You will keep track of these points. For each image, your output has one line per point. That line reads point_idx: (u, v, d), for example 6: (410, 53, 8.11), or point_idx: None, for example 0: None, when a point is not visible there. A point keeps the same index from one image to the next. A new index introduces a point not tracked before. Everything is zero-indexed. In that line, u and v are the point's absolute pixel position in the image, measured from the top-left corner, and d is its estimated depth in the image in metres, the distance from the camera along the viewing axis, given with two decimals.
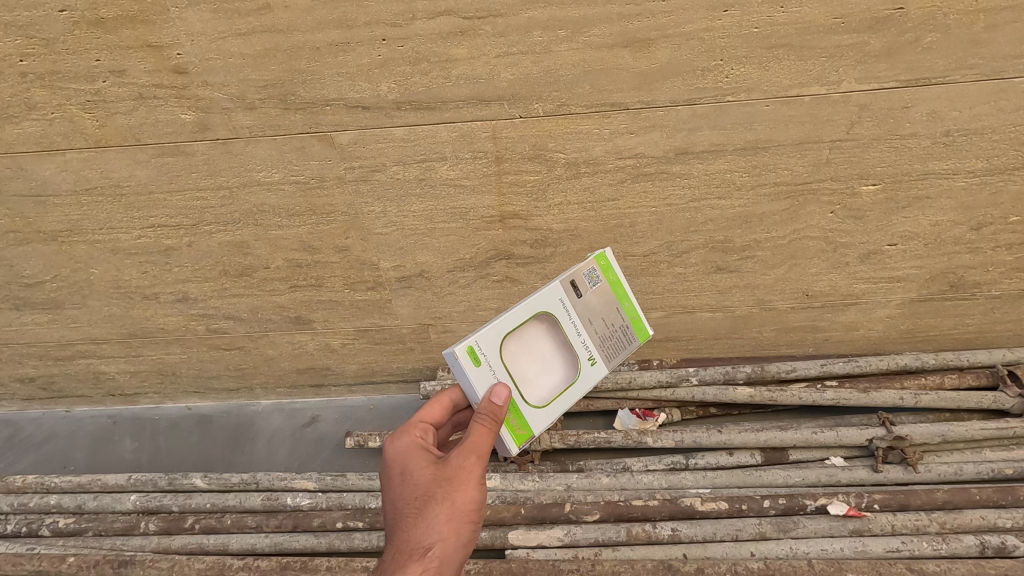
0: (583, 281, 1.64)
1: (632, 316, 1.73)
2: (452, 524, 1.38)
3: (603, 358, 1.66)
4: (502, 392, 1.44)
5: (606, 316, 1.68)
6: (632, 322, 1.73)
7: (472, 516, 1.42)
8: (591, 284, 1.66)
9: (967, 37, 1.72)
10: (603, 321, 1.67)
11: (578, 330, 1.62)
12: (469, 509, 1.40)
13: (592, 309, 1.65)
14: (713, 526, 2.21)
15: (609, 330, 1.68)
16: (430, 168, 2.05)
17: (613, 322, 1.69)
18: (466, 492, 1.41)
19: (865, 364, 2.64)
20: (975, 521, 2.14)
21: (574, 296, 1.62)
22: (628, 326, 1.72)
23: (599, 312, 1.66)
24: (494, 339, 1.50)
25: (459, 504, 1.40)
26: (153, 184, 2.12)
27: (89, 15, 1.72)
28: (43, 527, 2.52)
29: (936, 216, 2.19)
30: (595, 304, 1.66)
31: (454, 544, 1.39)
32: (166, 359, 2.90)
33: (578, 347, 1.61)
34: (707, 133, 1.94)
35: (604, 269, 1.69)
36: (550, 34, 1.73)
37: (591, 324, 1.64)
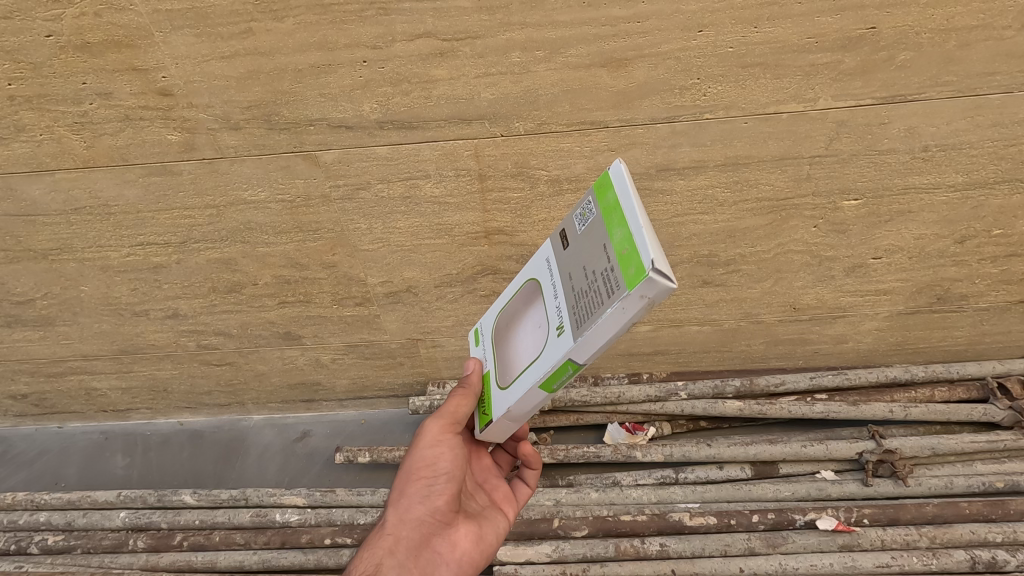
0: (573, 225, 1.23)
1: (628, 248, 1.02)
2: (403, 485, 1.64)
3: (574, 325, 1.11)
4: (472, 366, 1.53)
5: (594, 258, 1.12)
6: (621, 260, 1.03)
7: (420, 474, 1.62)
8: (582, 224, 1.20)
9: (940, 55, 1.74)
10: (586, 269, 1.14)
11: (556, 293, 1.23)
12: (416, 469, 1.63)
13: (578, 253, 1.18)
14: (702, 542, 2.19)
15: (592, 279, 1.10)
16: (415, 186, 2.08)
17: (597, 266, 1.11)
18: (413, 456, 1.65)
19: (854, 376, 2.64)
20: (965, 536, 2.12)
21: (557, 250, 1.27)
22: (617, 267, 1.04)
23: (582, 259, 1.16)
24: (488, 318, 1.54)
25: (412, 464, 1.64)
26: (141, 203, 2.15)
27: (75, 40, 1.75)
28: (32, 545, 2.48)
29: (919, 229, 2.20)
30: (584, 246, 1.18)
31: (407, 503, 1.60)
32: (157, 375, 2.91)
33: (551, 313, 1.23)
34: (687, 150, 1.97)
35: (604, 191, 1.16)
36: (528, 54, 1.76)
37: (571, 279, 1.19)
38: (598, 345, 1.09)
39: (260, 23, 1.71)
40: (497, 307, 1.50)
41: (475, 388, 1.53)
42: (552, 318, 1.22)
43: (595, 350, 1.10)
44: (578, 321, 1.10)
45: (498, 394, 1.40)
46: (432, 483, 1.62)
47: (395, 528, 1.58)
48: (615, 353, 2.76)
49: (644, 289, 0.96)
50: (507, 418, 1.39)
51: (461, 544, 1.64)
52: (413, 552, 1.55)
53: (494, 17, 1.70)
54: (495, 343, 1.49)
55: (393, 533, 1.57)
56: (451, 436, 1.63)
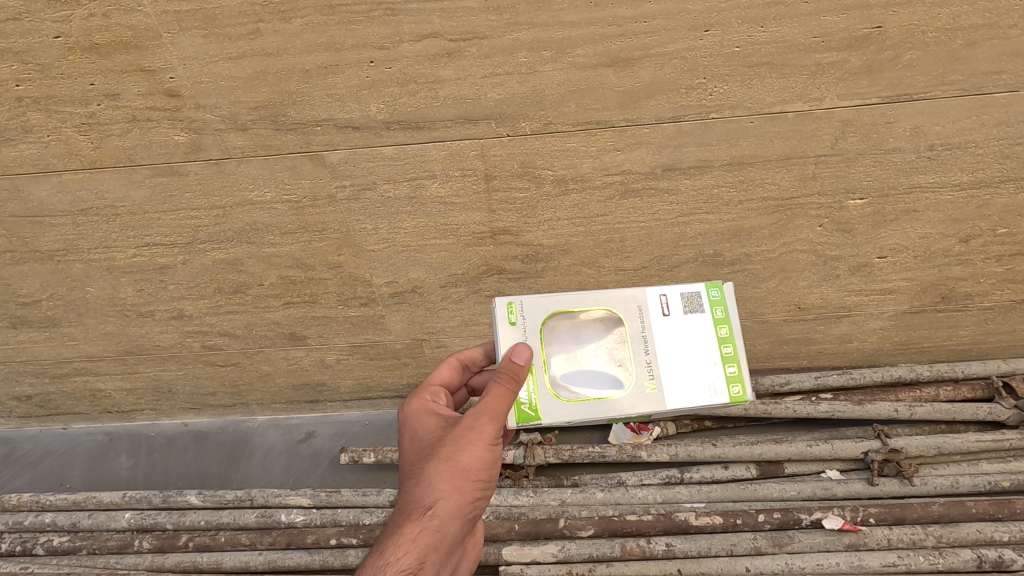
0: (676, 304, 1.61)
1: (730, 368, 1.56)
2: (453, 482, 1.42)
3: (667, 386, 1.53)
4: (524, 352, 1.44)
5: (692, 349, 1.57)
6: (726, 374, 1.55)
7: (478, 476, 1.43)
8: (687, 310, 1.61)
9: (946, 54, 1.74)
10: (684, 351, 1.56)
11: (647, 347, 1.55)
12: (475, 469, 1.42)
13: (673, 330, 1.57)
14: (708, 541, 2.18)
15: (689, 362, 1.55)
16: (421, 186, 2.08)
17: (694, 356, 1.56)
18: (469, 453, 1.42)
19: (859, 376, 2.64)
20: (972, 535, 2.12)
21: (656, 313, 1.58)
22: (718, 374, 1.55)
23: (681, 339, 1.57)
24: (542, 306, 1.57)
25: (463, 464, 1.42)
26: (147, 204, 2.15)
27: (83, 41, 1.75)
28: (38, 546, 2.48)
29: (924, 229, 2.20)
30: (680, 328, 1.58)
31: (458, 502, 1.42)
32: (162, 376, 2.92)
33: (638, 364, 1.54)
34: (692, 149, 1.97)
35: (714, 302, 1.62)
36: (535, 54, 1.76)
37: (664, 349, 1.55)
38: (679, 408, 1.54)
39: (267, 24, 1.71)
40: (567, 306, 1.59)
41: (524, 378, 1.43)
42: (640, 369, 1.53)
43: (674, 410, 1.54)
44: (673, 385, 1.53)
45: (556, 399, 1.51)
46: (487, 484, 1.46)
47: (444, 524, 1.41)
48: None
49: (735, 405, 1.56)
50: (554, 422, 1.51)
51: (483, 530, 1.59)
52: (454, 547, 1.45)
53: (501, 17, 1.70)
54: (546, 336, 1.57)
55: (442, 530, 1.41)
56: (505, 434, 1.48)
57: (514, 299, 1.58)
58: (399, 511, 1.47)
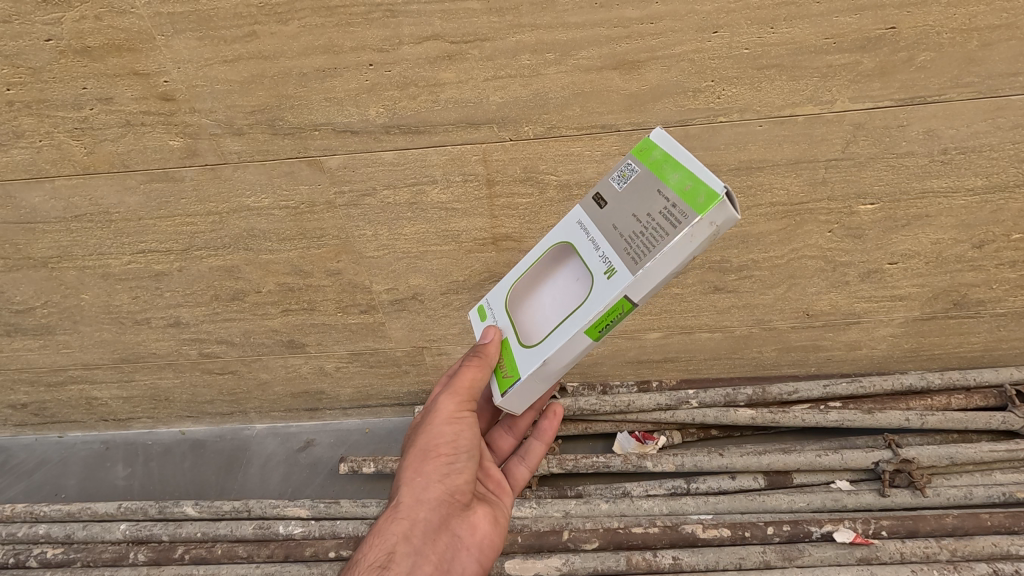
0: (609, 186, 1.22)
1: (688, 186, 1.05)
2: (417, 464, 1.44)
3: (630, 256, 1.08)
4: (491, 331, 1.41)
5: (642, 204, 1.12)
6: (683, 196, 1.04)
7: (440, 452, 1.44)
8: (623, 182, 1.20)
9: (962, 55, 1.69)
10: (635, 215, 1.12)
11: (597, 244, 1.19)
12: (435, 446, 1.44)
13: (616, 208, 1.19)
14: (716, 555, 2.12)
15: (642, 220, 1.10)
16: (421, 192, 2.04)
17: (653, 209, 1.09)
18: (431, 432, 1.46)
19: (868, 384, 2.58)
20: (987, 549, 2.06)
21: (592, 210, 1.25)
22: (679, 202, 1.04)
23: (629, 207, 1.15)
24: (500, 294, 1.46)
25: (426, 445, 1.44)
26: (142, 210, 2.11)
27: (75, 44, 1.71)
28: (31, 558, 2.42)
29: (936, 234, 2.15)
30: (623, 201, 1.18)
31: (424, 484, 1.41)
32: (159, 384, 2.87)
33: (592, 262, 1.18)
34: (700, 153, 1.92)
35: (643, 150, 1.19)
36: (538, 57, 1.72)
37: (615, 230, 1.16)
38: (661, 276, 1.05)
39: (264, 26, 1.67)
40: (514, 277, 1.44)
41: (494, 359, 1.39)
42: (597, 265, 1.17)
43: (658, 285, 1.06)
44: (636, 251, 1.07)
45: (530, 351, 1.27)
46: (451, 462, 1.45)
47: (412, 511, 1.37)
48: (624, 360, 2.70)
49: (715, 215, 0.98)
50: (537, 376, 1.26)
51: (479, 528, 1.50)
52: (431, 536, 1.37)
53: (504, 19, 1.66)
54: (511, 311, 1.41)
55: (411, 517, 1.37)
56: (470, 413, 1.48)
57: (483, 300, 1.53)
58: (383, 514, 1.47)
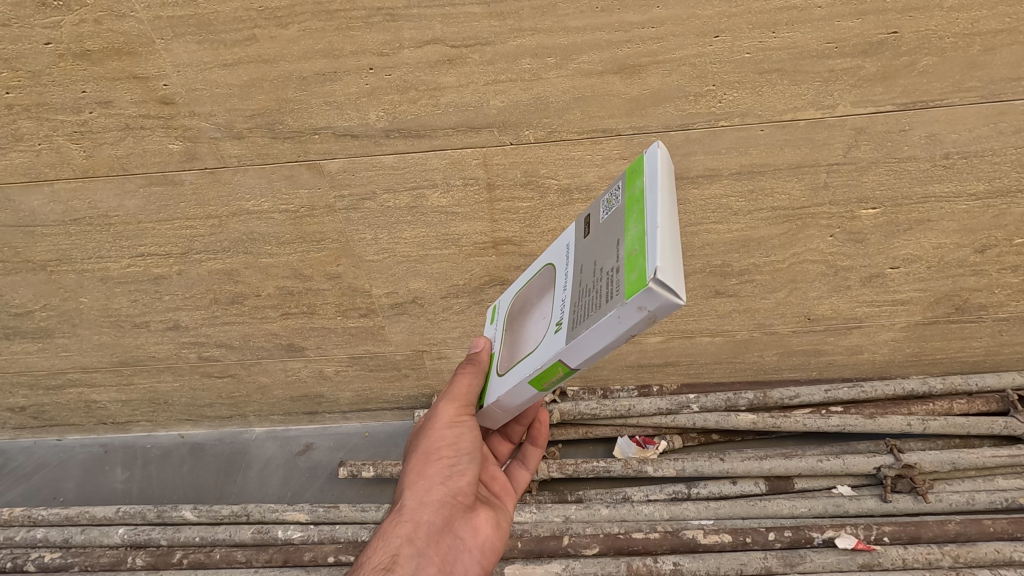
0: (598, 212, 1.14)
1: (633, 251, 0.94)
2: (420, 466, 1.43)
3: (574, 318, 1.03)
4: (481, 342, 1.45)
5: (603, 257, 1.04)
6: (628, 261, 0.94)
7: (441, 455, 1.42)
8: (606, 211, 1.11)
9: (964, 60, 1.69)
10: (595, 265, 1.06)
11: (565, 283, 1.15)
12: (436, 448, 1.42)
13: (592, 247, 1.11)
14: (717, 560, 2.10)
15: (598, 274, 1.03)
16: (422, 196, 2.03)
17: (608, 263, 1.02)
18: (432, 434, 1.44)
19: (870, 389, 2.57)
20: (990, 555, 2.04)
21: (578, 240, 1.18)
22: (623, 267, 0.96)
23: (597, 251, 1.08)
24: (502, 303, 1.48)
25: (427, 447, 1.43)
26: (141, 214, 2.10)
27: (74, 47, 1.70)
28: (29, 562, 2.41)
29: (938, 239, 2.14)
30: (599, 239, 1.10)
31: (426, 486, 1.40)
32: (157, 387, 2.86)
33: (554, 307, 1.14)
34: (701, 158, 1.92)
35: (633, 179, 1.06)
36: (539, 61, 1.71)
37: (581, 273, 1.10)
38: (593, 350, 1.00)
39: (264, 30, 1.67)
40: (514, 288, 1.43)
41: (484, 366, 1.42)
42: (557, 310, 1.13)
43: (593, 356, 1.02)
44: (577, 315, 1.02)
45: (496, 379, 1.32)
46: (454, 463, 1.43)
47: (414, 514, 1.37)
48: (624, 364, 2.68)
49: (643, 300, 0.88)
50: (497, 407, 1.32)
51: (482, 529, 1.47)
52: (433, 537, 1.37)
53: (504, 23, 1.65)
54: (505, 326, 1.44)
55: (413, 519, 1.36)
56: (471, 415, 1.44)
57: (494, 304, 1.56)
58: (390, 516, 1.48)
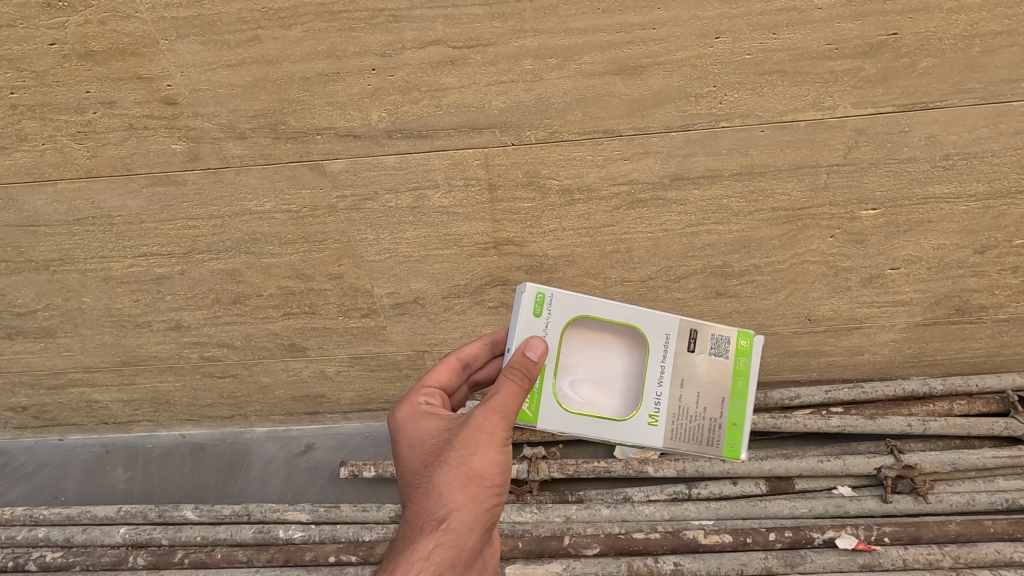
0: (705, 343, 1.52)
1: (734, 423, 1.55)
2: (467, 488, 1.30)
3: (670, 427, 1.49)
4: (537, 346, 1.38)
5: (709, 400, 1.52)
6: (729, 429, 1.54)
7: (494, 482, 1.32)
8: (715, 352, 1.52)
9: (963, 61, 1.70)
10: (695, 397, 1.51)
11: (663, 381, 1.49)
12: (483, 467, 1.30)
13: (692, 374, 1.51)
14: (717, 560, 2.11)
15: (697, 409, 1.51)
16: (423, 197, 2.04)
17: (709, 408, 1.52)
18: (483, 455, 1.31)
19: (870, 390, 2.57)
20: (991, 556, 2.04)
21: (682, 347, 1.51)
22: (721, 425, 1.53)
23: (699, 386, 1.51)
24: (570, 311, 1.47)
25: (477, 469, 1.30)
26: (144, 214, 2.11)
27: (79, 48, 1.71)
28: (30, 562, 2.42)
29: (937, 240, 2.15)
30: (703, 375, 1.51)
31: (470, 505, 1.30)
32: (159, 387, 2.87)
33: (649, 400, 1.49)
34: (702, 158, 1.93)
35: (741, 351, 1.54)
36: (541, 62, 1.72)
37: (682, 395, 1.50)
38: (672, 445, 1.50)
39: (267, 31, 1.68)
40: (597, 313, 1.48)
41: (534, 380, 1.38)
42: (651, 406, 1.49)
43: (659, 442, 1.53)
44: (676, 430, 1.50)
45: (561, 413, 1.45)
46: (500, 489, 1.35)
47: (461, 539, 1.28)
48: None
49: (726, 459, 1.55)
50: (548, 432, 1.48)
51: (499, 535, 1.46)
52: (470, 556, 1.30)
53: (507, 24, 1.66)
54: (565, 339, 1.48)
55: (459, 545, 1.27)
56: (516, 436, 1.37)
57: (546, 290, 1.46)
58: (409, 525, 1.34)
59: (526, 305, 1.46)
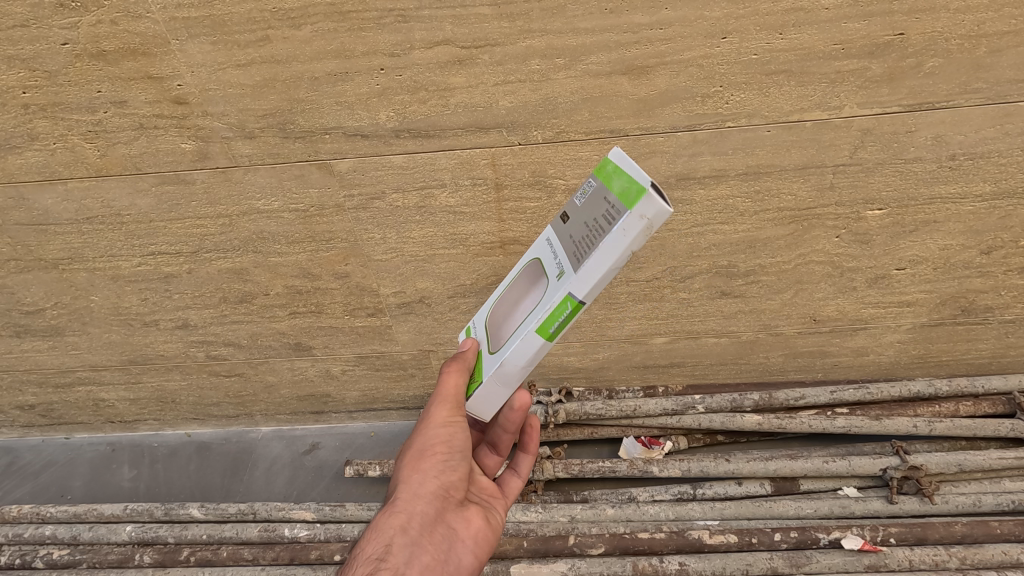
0: (571, 201, 1.23)
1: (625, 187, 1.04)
2: (414, 461, 1.39)
3: (578, 260, 1.10)
4: (469, 341, 1.44)
5: (591, 213, 1.11)
6: (621, 197, 1.03)
7: (435, 451, 1.39)
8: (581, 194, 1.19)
9: (969, 62, 1.70)
10: (584, 224, 1.13)
11: (555, 253, 1.20)
12: (431, 446, 1.39)
13: (572, 220, 1.19)
14: (723, 560, 2.10)
15: (590, 225, 1.09)
16: (430, 196, 2.05)
17: (596, 215, 1.09)
18: (426, 432, 1.41)
19: (876, 391, 2.56)
20: (997, 557, 2.03)
21: (555, 224, 1.25)
22: (615, 206, 1.04)
23: (580, 215, 1.15)
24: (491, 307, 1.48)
25: (421, 444, 1.40)
26: (153, 213, 2.13)
27: (90, 48, 1.73)
28: (37, 559, 2.43)
29: (944, 240, 2.15)
30: (580, 209, 1.17)
31: (419, 481, 1.37)
32: (165, 386, 2.88)
33: (550, 270, 1.20)
34: (708, 158, 1.93)
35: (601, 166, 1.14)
36: (548, 62, 1.73)
37: (569, 238, 1.17)
38: (599, 273, 1.03)
39: (277, 31, 1.69)
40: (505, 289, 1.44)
41: (471, 362, 1.40)
42: (553, 273, 1.18)
43: (600, 282, 1.05)
44: (581, 254, 1.08)
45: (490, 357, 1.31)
46: (448, 460, 1.40)
47: (408, 505, 1.34)
48: (630, 365, 2.68)
49: (644, 208, 0.97)
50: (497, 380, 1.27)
51: (475, 520, 1.44)
52: (426, 531, 1.34)
53: (515, 25, 1.68)
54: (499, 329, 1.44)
55: (407, 510, 1.34)
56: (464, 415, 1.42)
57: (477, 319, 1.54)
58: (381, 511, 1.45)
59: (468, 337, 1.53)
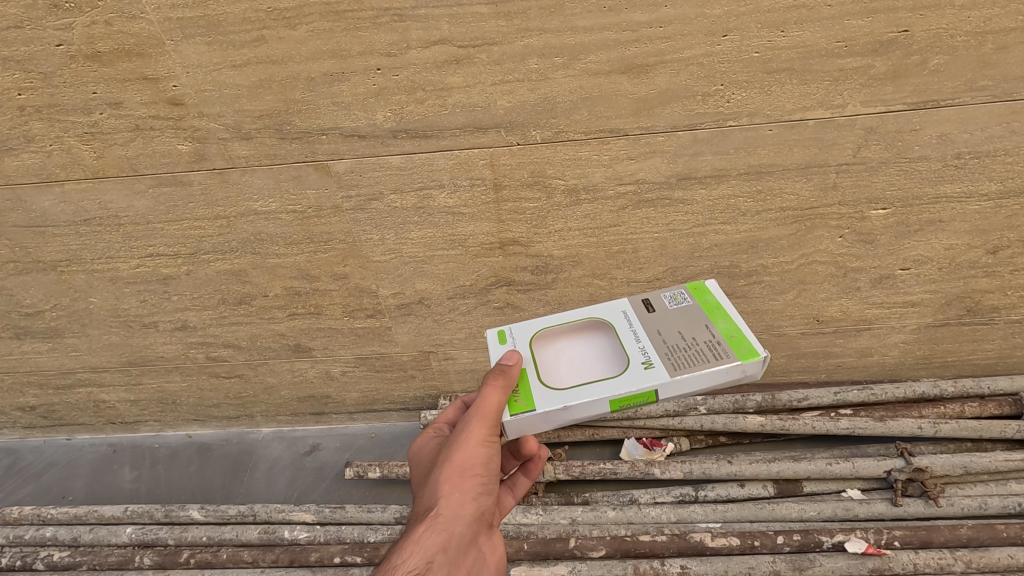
0: (662, 301, 1.52)
1: (733, 335, 1.39)
2: (452, 479, 1.31)
3: (674, 364, 1.32)
4: (514, 355, 1.37)
5: (691, 331, 1.41)
6: (729, 340, 1.37)
7: (475, 471, 1.32)
8: (674, 303, 1.51)
9: (975, 59, 1.67)
10: (681, 335, 1.40)
11: (640, 338, 1.41)
12: (472, 465, 1.32)
13: (664, 320, 1.45)
14: (725, 563, 2.07)
15: (690, 341, 1.38)
16: (428, 197, 2.03)
17: (698, 336, 1.39)
18: (467, 448, 1.33)
19: (879, 392, 2.54)
20: (1003, 561, 2.01)
21: (643, 312, 1.49)
22: (722, 343, 1.37)
23: (676, 325, 1.43)
24: (529, 327, 1.50)
25: (461, 461, 1.32)
26: (151, 214, 2.12)
27: (85, 49, 1.72)
28: (38, 561, 2.42)
29: (949, 240, 2.12)
30: (675, 317, 1.46)
31: (460, 500, 1.29)
32: (166, 387, 2.87)
33: (632, 350, 1.38)
34: (709, 158, 1.91)
35: (699, 293, 1.55)
36: (546, 61, 1.71)
37: (661, 334, 1.41)
38: (687, 389, 1.32)
39: (273, 31, 1.68)
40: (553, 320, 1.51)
41: (516, 378, 1.33)
42: (635, 354, 1.37)
43: (680, 392, 1.32)
44: (680, 362, 1.32)
45: (545, 392, 1.32)
46: (486, 482, 1.33)
47: (448, 524, 1.25)
48: None
49: (749, 366, 1.32)
50: (544, 419, 1.30)
51: (500, 548, 1.38)
52: (463, 552, 1.26)
53: (512, 23, 1.66)
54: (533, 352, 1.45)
55: (449, 529, 1.25)
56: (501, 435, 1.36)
57: (503, 326, 1.52)
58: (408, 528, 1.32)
59: (490, 339, 1.48)
